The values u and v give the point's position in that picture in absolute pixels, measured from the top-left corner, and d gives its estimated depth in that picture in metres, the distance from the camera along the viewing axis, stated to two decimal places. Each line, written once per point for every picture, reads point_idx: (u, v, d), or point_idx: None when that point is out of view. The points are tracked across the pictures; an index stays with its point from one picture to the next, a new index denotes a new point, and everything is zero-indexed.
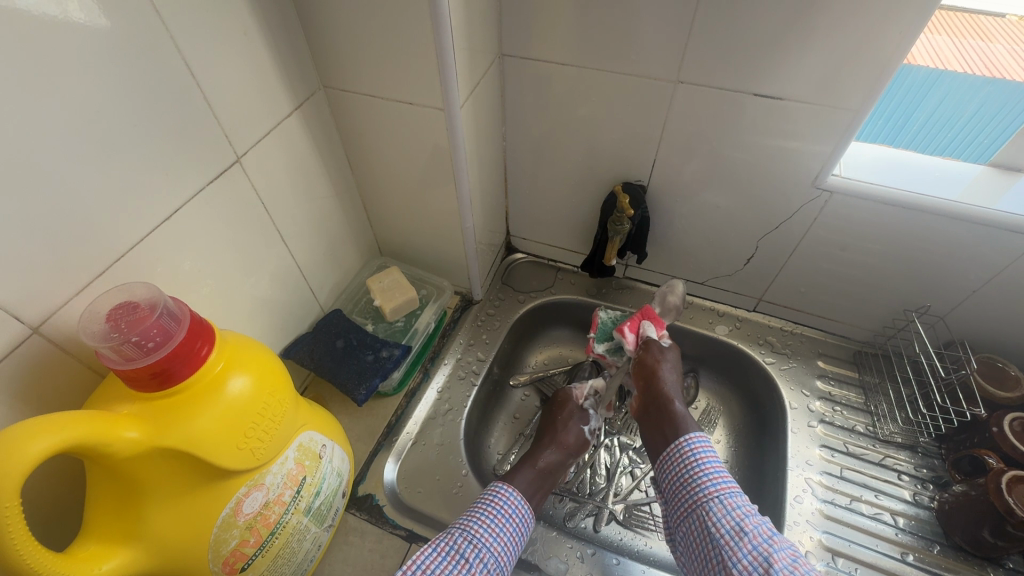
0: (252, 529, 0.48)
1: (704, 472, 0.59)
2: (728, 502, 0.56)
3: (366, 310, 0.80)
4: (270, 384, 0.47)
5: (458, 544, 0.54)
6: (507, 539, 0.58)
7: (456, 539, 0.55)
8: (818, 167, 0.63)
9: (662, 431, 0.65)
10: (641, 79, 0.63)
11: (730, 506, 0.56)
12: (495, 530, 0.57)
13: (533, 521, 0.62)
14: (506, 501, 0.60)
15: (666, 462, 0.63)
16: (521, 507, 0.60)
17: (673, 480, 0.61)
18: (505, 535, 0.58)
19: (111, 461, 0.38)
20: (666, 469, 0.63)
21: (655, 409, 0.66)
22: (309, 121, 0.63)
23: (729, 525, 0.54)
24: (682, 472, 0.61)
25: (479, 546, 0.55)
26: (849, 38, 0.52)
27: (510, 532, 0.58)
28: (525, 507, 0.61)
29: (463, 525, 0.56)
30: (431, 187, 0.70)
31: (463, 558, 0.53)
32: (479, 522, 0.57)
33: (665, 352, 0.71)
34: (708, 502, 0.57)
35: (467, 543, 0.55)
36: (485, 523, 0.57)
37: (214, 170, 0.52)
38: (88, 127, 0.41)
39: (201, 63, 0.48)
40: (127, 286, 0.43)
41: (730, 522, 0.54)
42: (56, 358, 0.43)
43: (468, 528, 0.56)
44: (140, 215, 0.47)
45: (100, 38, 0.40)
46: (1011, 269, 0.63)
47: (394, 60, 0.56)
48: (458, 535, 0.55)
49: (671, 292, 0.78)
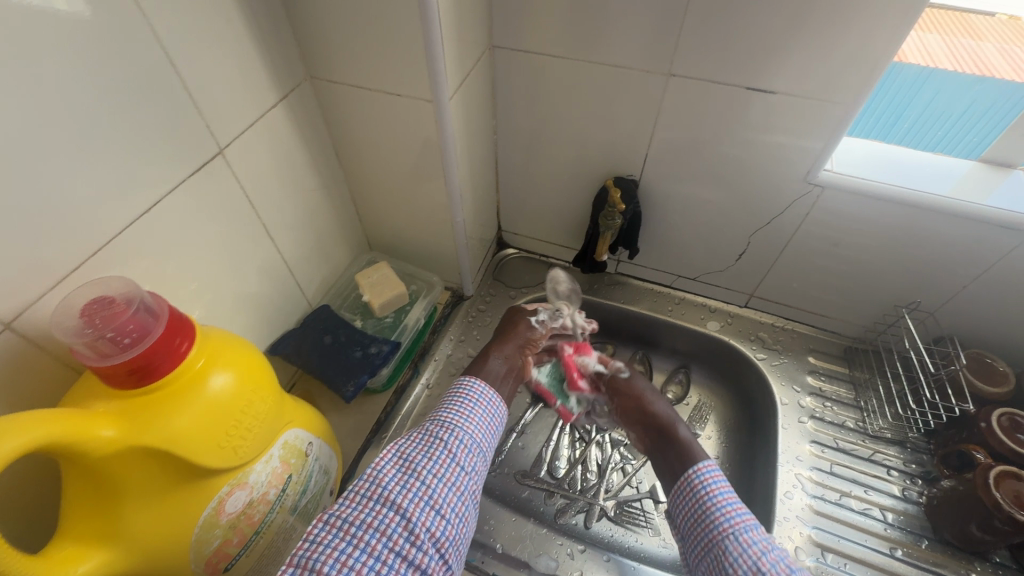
0: (235, 528, 0.48)
1: (718, 505, 0.55)
2: (744, 539, 0.52)
3: (355, 305, 0.79)
4: (253, 380, 0.46)
5: (431, 430, 0.58)
6: (481, 420, 0.61)
7: (429, 428, 0.58)
8: (810, 163, 0.62)
9: (673, 467, 0.62)
10: (635, 72, 0.62)
11: (746, 542, 0.51)
12: (466, 414, 0.60)
13: (506, 407, 0.66)
14: (470, 390, 0.63)
15: (681, 499, 0.59)
16: (487, 394, 0.64)
17: (686, 516, 0.57)
18: (478, 418, 0.61)
19: (87, 460, 0.37)
20: (681, 505, 0.58)
21: (661, 437, 0.66)
22: (295, 112, 0.62)
23: (746, 566, 0.50)
24: (697, 506, 0.57)
25: (452, 427, 0.58)
26: (844, 32, 0.51)
27: (483, 416, 0.62)
28: (492, 393, 0.64)
29: (435, 417, 0.60)
30: (421, 181, 0.69)
31: (438, 439, 0.57)
32: (449, 411, 0.60)
33: (629, 377, 0.73)
34: (723, 539, 0.53)
35: (440, 427, 0.58)
36: (455, 409, 0.61)
37: (195, 163, 0.51)
38: (66, 116, 0.39)
39: (183, 53, 0.46)
40: (102, 280, 0.41)
41: (747, 562, 0.50)
42: (29, 354, 0.42)
43: (440, 417, 0.60)
44: (118, 208, 0.45)
45: (75, 26, 0.38)
46: (1000, 266, 0.63)
47: (382, 51, 0.55)
48: (430, 424, 0.59)
49: (558, 283, 0.84)
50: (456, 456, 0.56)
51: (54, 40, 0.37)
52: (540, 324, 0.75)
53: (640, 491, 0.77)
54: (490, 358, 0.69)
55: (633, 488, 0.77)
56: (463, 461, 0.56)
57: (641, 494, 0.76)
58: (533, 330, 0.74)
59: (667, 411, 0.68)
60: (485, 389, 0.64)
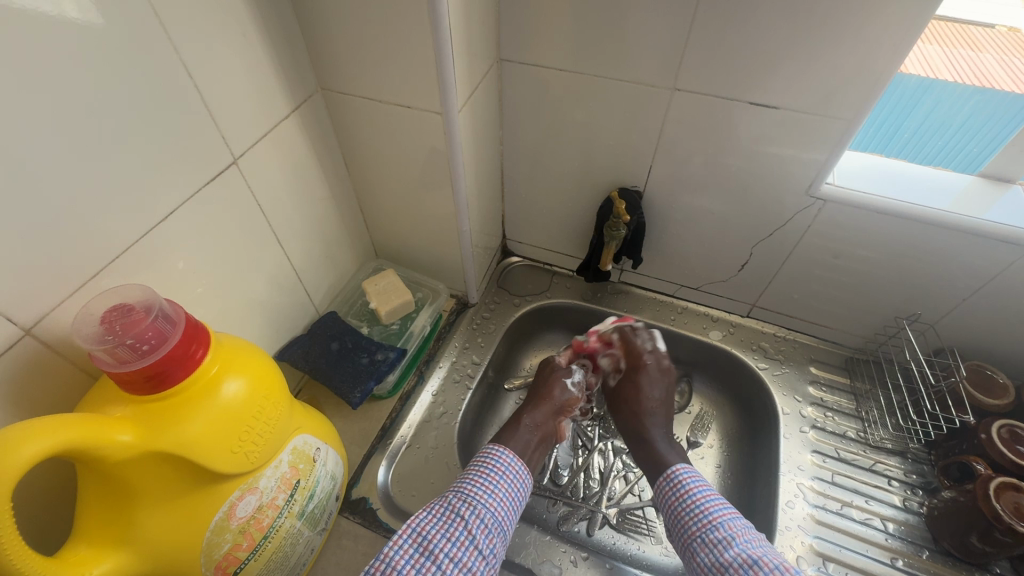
0: (245, 533, 0.48)
1: (691, 507, 0.59)
2: (710, 540, 0.56)
3: (362, 312, 0.80)
4: (264, 386, 0.47)
5: (453, 505, 0.55)
6: (505, 496, 0.59)
7: (451, 501, 0.56)
8: (812, 175, 0.63)
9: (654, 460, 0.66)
10: (637, 85, 0.63)
11: (712, 543, 0.56)
12: (490, 488, 0.58)
13: (532, 480, 0.64)
14: (498, 460, 0.61)
15: (659, 498, 0.63)
16: (514, 466, 0.61)
17: (667, 518, 0.62)
18: (501, 493, 0.59)
19: (104, 464, 0.38)
20: (661, 504, 0.63)
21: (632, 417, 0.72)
22: (306, 122, 0.63)
23: (712, 563, 0.55)
24: (673, 509, 0.61)
25: (474, 503, 0.56)
26: (844, 49, 0.53)
27: (507, 490, 0.59)
28: (519, 465, 0.62)
29: (457, 489, 0.58)
30: (428, 191, 0.71)
31: (459, 516, 0.54)
32: (472, 483, 0.58)
33: (633, 371, 0.75)
34: (693, 540, 0.57)
35: (462, 502, 0.56)
36: (478, 482, 0.58)
37: (209, 173, 0.52)
38: (83, 125, 0.40)
39: (198, 65, 0.47)
40: (121, 289, 0.42)
41: (712, 560, 0.55)
42: (49, 360, 0.43)
43: (462, 490, 0.57)
44: (135, 217, 0.46)
45: (97, 39, 0.39)
46: (1000, 277, 0.64)
47: (393, 65, 0.57)
48: (452, 497, 0.57)
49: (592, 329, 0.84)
50: (475, 538, 0.53)
51: (74, 51, 0.38)
52: (573, 385, 0.75)
53: (642, 499, 0.77)
54: (521, 423, 0.68)
55: (635, 496, 0.77)
56: (482, 543, 0.53)
57: (643, 502, 0.77)
58: (567, 392, 0.73)
59: (653, 403, 0.72)
60: (511, 461, 0.62)
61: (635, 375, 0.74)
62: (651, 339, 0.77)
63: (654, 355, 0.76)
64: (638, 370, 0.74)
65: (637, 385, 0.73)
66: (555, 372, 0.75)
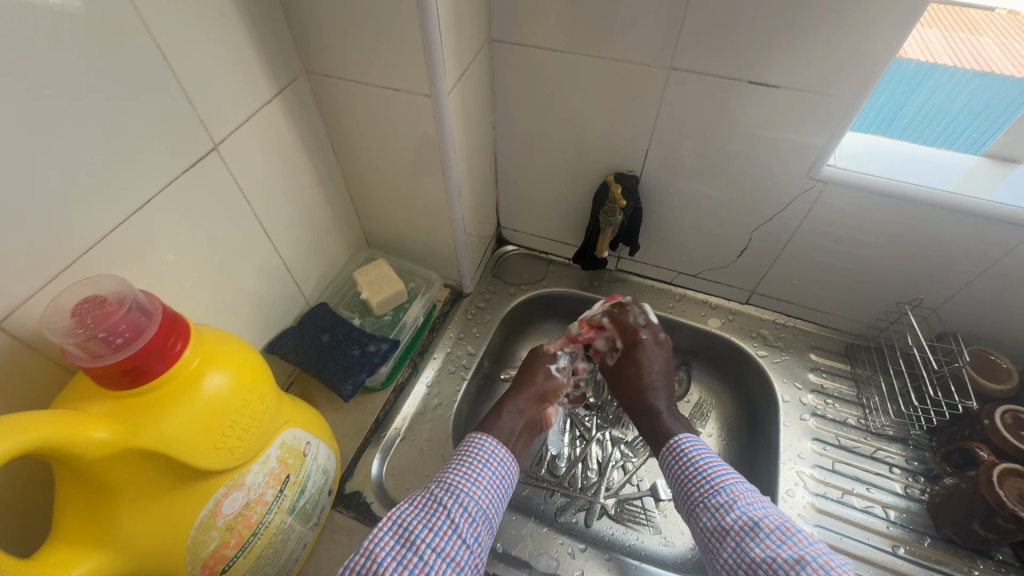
0: (232, 529, 0.47)
1: (699, 470, 0.59)
2: (712, 504, 0.56)
3: (353, 303, 0.79)
4: (249, 379, 0.45)
5: (435, 495, 0.54)
6: (489, 484, 0.58)
7: (433, 492, 0.55)
8: (813, 158, 0.61)
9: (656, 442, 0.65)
10: (634, 65, 0.61)
11: (714, 506, 0.55)
12: (474, 476, 0.57)
13: (518, 466, 0.62)
14: (480, 448, 0.60)
15: (663, 465, 0.63)
16: (499, 453, 0.60)
17: (672, 480, 0.61)
18: (486, 481, 0.57)
19: (80, 463, 0.37)
20: (665, 471, 0.62)
21: (637, 395, 0.69)
22: (290, 107, 0.61)
23: (713, 525, 0.54)
24: (679, 472, 0.60)
25: (457, 492, 0.55)
26: (850, 24, 0.50)
27: (493, 478, 0.58)
28: (505, 452, 0.61)
29: (439, 480, 0.57)
30: (419, 178, 0.69)
31: (441, 506, 0.53)
32: (455, 472, 0.57)
33: (630, 348, 0.72)
34: (697, 506, 0.57)
35: (444, 492, 0.55)
36: (461, 470, 0.57)
37: (188, 161, 0.50)
38: (52, 111, 0.38)
39: (175, 48, 0.45)
40: (95, 280, 0.41)
41: (714, 522, 0.54)
42: (20, 354, 0.41)
43: (445, 480, 0.56)
44: (109, 207, 0.44)
45: (66, 20, 0.37)
46: (1005, 261, 0.62)
47: (379, 46, 0.54)
48: (434, 487, 0.56)
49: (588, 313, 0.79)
50: (458, 527, 0.52)
51: (41, 31, 0.36)
52: (558, 371, 0.73)
53: (640, 489, 0.76)
54: (504, 412, 0.66)
55: (633, 486, 0.76)
56: (465, 533, 0.52)
57: (641, 491, 0.76)
58: (551, 378, 0.72)
59: (655, 376, 0.69)
60: (496, 449, 0.60)
61: (632, 352, 0.71)
62: (644, 314, 0.74)
63: (649, 330, 0.73)
64: (635, 347, 0.71)
65: (637, 362, 0.70)
66: (540, 358, 0.74)
